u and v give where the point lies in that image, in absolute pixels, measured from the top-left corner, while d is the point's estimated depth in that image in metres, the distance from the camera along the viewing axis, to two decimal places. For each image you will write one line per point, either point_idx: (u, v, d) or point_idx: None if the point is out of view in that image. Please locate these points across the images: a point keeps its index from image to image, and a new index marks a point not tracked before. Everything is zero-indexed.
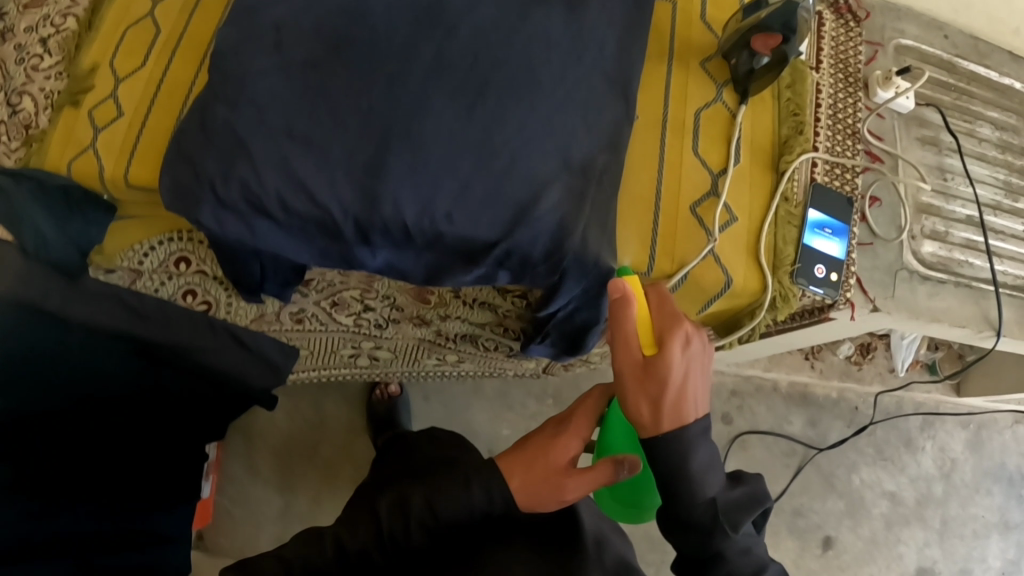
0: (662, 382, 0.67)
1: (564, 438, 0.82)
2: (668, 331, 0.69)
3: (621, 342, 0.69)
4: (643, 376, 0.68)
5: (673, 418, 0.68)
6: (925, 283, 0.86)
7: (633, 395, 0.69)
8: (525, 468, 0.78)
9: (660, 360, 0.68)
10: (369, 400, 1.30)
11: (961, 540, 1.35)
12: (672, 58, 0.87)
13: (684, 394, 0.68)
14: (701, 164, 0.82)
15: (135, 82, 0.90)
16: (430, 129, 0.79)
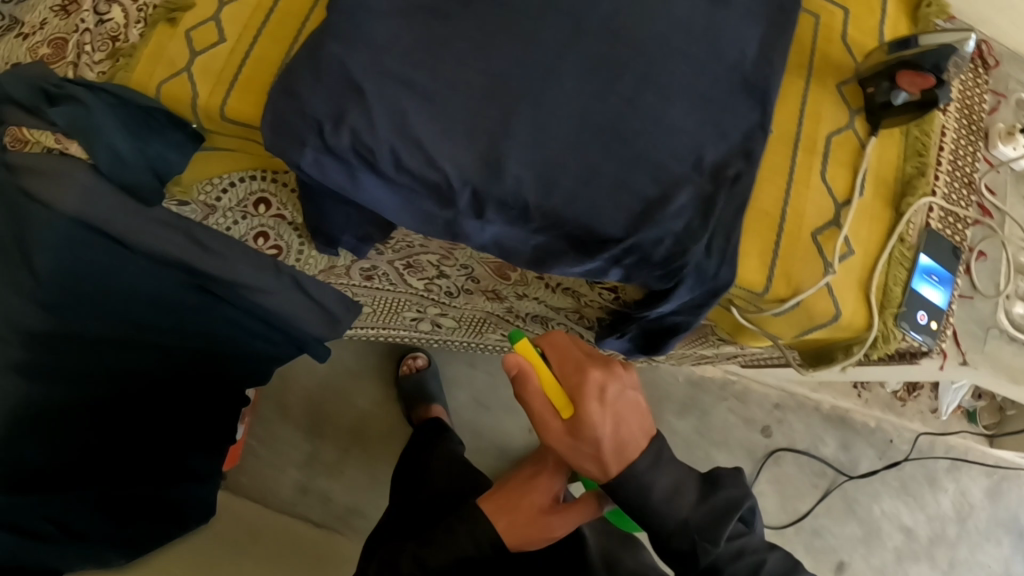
0: (589, 438, 0.82)
1: (544, 483, 0.94)
2: (578, 392, 0.84)
3: (544, 421, 0.85)
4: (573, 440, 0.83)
5: (616, 460, 0.83)
6: (1011, 343, 0.86)
7: (577, 457, 0.84)
8: (508, 511, 0.90)
9: (581, 421, 0.83)
10: (395, 378, 1.29)
11: None
12: (812, 74, 0.83)
13: (616, 436, 0.83)
14: (826, 190, 0.80)
15: (241, 5, 0.84)
16: (560, 103, 0.76)
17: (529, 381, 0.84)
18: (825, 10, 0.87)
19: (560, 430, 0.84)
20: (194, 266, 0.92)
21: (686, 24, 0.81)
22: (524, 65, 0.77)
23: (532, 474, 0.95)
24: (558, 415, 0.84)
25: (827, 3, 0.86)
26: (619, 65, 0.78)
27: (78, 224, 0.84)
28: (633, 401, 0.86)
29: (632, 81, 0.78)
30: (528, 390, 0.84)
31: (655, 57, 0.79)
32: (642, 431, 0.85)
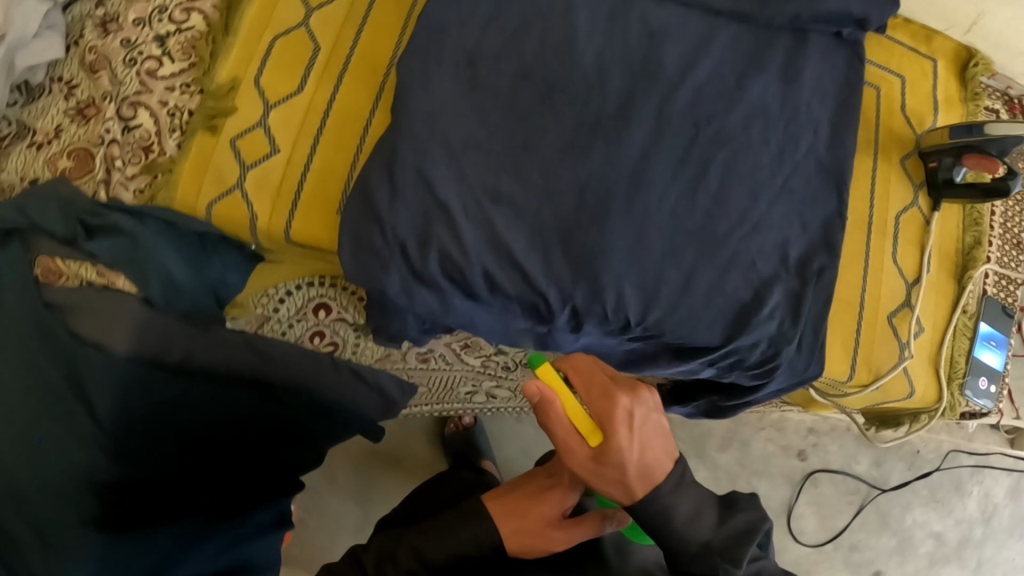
0: (613, 461, 0.74)
1: (556, 498, 0.91)
2: (604, 417, 0.76)
3: (564, 441, 0.77)
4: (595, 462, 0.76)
5: (643, 484, 0.74)
6: None
7: (599, 481, 0.76)
8: (517, 516, 0.87)
9: (605, 448, 0.75)
10: (443, 433, 1.28)
11: None
12: (878, 151, 0.84)
13: (640, 459, 0.74)
14: (898, 272, 0.82)
15: (291, 109, 0.77)
16: (653, 206, 0.74)
17: (550, 408, 0.77)
18: (885, 81, 0.88)
19: (583, 457, 0.76)
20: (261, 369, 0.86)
21: (761, 110, 0.80)
22: (611, 167, 0.74)
23: (547, 487, 0.93)
24: (580, 439, 0.77)
25: (886, 73, 0.88)
26: (705, 162, 0.77)
27: (135, 361, 0.78)
28: (660, 424, 0.78)
29: (717, 177, 0.77)
30: (543, 406, 0.78)
31: (735, 148, 0.78)
32: (671, 453, 0.76)
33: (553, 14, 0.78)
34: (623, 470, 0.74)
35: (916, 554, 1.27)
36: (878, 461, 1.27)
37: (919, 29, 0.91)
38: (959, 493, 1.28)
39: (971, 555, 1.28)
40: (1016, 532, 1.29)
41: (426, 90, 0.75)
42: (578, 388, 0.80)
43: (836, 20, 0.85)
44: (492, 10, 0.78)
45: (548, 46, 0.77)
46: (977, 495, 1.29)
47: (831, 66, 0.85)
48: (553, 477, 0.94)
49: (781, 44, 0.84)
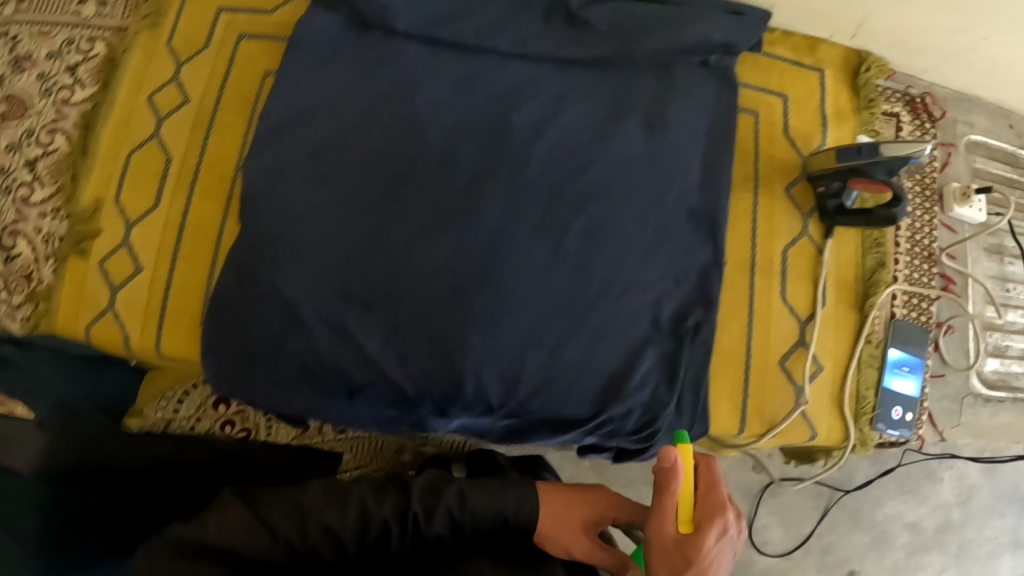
0: (689, 559, 0.65)
1: (602, 501, 0.81)
2: (706, 517, 0.67)
3: (660, 509, 0.67)
4: (670, 547, 0.66)
5: None
6: (987, 404, 0.87)
7: (656, 561, 0.67)
8: (563, 502, 0.78)
9: (693, 542, 0.66)
10: None
11: None
12: (758, 184, 0.80)
13: (715, 567, 0.66)
14: (789, 310, 0.78)
15: (150, 226, 0.78)
16: (508, 286, 0.73)
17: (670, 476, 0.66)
18: (763, 103, 0.83)
19: (667, 528, 0.67)
20: (177, 461, 0.84)
21: (625, 162, 0.77)
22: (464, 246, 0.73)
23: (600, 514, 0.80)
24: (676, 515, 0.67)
25: (764, 95, 0.83)
26: (565, 228, 0.74)
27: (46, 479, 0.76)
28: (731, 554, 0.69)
29: (578, 243, 0.74)
30: (664, 471, 0.66)
31: (593, 209, 0.75)
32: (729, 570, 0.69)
33: (396, 93, 0.77)
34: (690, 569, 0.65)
35: (892, 547, 1.24)
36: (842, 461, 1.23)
37: (801, 40, 0.87)
38: (931, 480, 1.26)
39: (951, 539, 1.26)
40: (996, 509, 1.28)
41: (277, 192, 0.75)
42: (699, 483, 0.70)
43: (699, 50, 0.81)
44: (335, 96, 0.78)
45: (391, 128, 0.76)
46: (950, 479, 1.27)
47: (700, 99, 0.80)
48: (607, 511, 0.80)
49: (643, 84, 0.80)
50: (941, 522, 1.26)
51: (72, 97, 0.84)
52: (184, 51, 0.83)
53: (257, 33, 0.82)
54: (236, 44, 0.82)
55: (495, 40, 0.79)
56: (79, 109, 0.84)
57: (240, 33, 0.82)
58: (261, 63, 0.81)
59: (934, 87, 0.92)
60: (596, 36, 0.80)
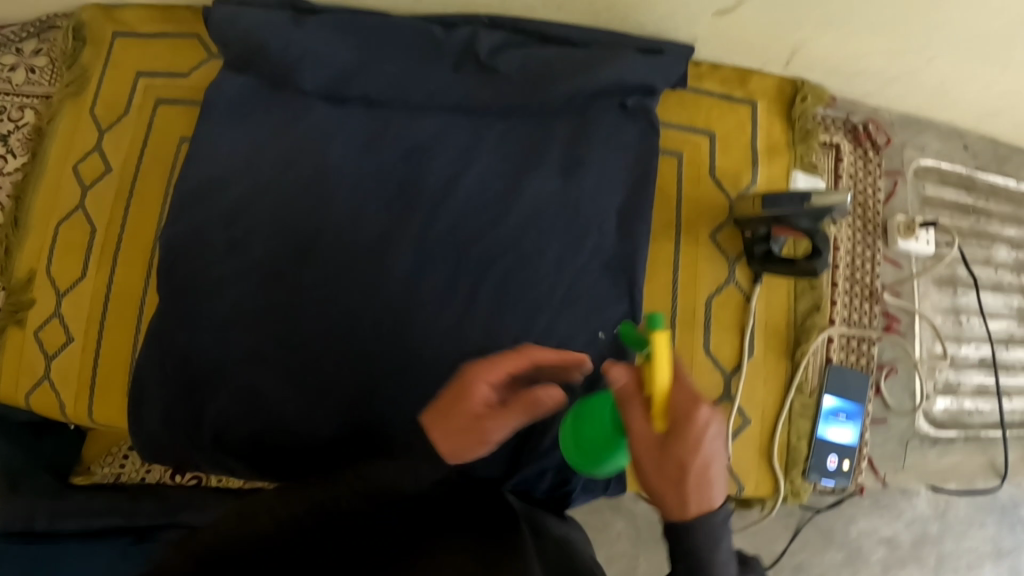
0: (678, 464, 0.45)
1: (486, 372, 0.52)
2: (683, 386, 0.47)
3: (625, 392, 0.49)
4: (659, 447, 0.47)
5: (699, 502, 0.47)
6: (935, 444, 0.84)
7: (653, 480, 0.47)
8: (444, 417, 0.52)
9: (675, 436, 0.46)
10: None
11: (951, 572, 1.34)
12: (680, 231, 0.78)
13: (712, 454, 0.46)
14: (712, 363, 0.76)
15: (78, 296, 0.80)
16: (417, 349, 0.73)
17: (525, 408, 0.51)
18: (688, 144, 0.81)
19: (646, 444, 0.48)
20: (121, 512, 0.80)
21: (538, 216, 0.75)
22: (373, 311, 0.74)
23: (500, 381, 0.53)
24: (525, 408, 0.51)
25: (688, 135, 0.81)
26: (476, 288, 0.74)
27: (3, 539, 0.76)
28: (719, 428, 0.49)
29: (487, 304, 0.73)
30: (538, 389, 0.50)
31: (503, 268, 0.74)
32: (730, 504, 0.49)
33: (305, 154, 0.77)
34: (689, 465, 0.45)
35: (866, 564, 1.23)
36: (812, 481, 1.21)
37: (729, 72, 0.84)
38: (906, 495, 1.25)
39: (928, 552, 1.25)
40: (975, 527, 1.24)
41: (193, 261, 0.76)
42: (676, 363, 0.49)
43: (615, 93, 0.78)
44: (246, 159, 0.78)
45: (300, 190, 0.76)
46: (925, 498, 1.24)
47: (617, 144, 0.78)
48: (509, 371, 0.53)
49: (557, 132, 0.78)
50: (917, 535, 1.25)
51: (5, 168, 0.86)
52: (106, 118, 0.84)
53: (173, 97, 0.83)
54: (154, 109, 0.83)
55: (405, 95, 0.79)
56: (11, 179, 0.86)
57: (157, 99, 0.83)
58: (177, 128, 0.82)
59: (880, 112, 0.88)
60: (508, 85, 0.78)
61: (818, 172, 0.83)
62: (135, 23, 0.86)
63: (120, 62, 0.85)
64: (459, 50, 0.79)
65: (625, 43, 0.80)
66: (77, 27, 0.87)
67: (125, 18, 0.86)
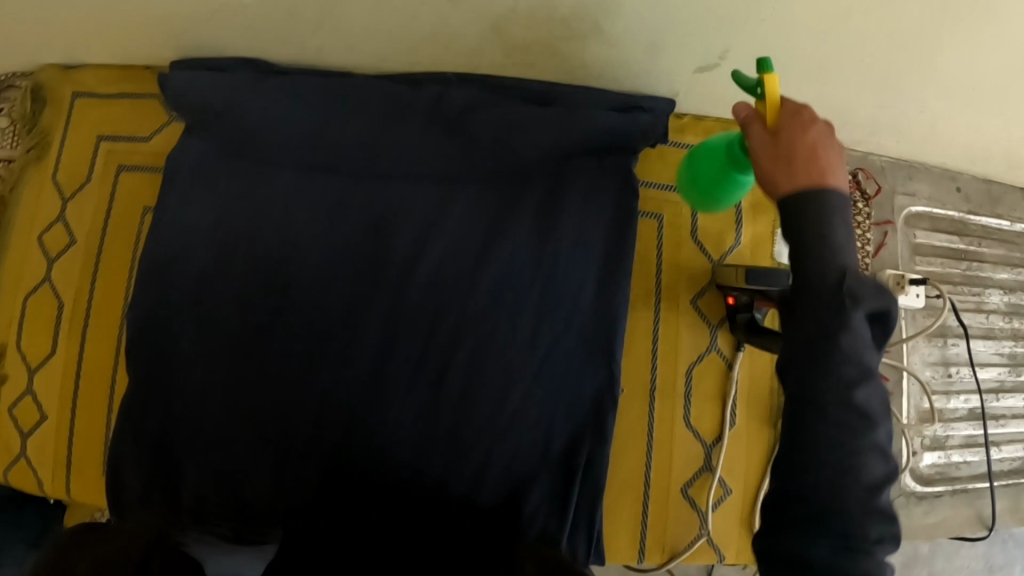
0: (797, 143, 0.51)
1: None
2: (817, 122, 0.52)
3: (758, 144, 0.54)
4: (776, 146, 0.52)
5: (810, 174, 0.50)
6: (922, 501, 0.83)
7: (769, 173, 0.52)
8: None
9: (788, 125, 0.52)
10: None
11: None
12: (659, 299, 0.76)
13: (830, 155, 0.50)
14: (694, 434, 0.75)
15: (50, 373, 0.79)
16: (389, 428, 0.71)
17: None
18: (669, 204, 0.79)
19: (764, 151, 0.53)
20: None
21: (513, 285, 0.73)
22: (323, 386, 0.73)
23: None
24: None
25: (669, 195, 0.79)
26: (449, 363, 0.72)
27: None
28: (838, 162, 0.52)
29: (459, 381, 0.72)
30: None
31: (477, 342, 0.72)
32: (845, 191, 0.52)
33: (270, 225, 0.75)
34: (805, 143, 0.51)
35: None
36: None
37: (713, 126, 0.82)
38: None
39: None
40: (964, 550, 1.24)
41: (161, 338, 0.74)
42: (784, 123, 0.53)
43: (591, 154, 0.76)
44: (209, 230, 0.75)
45: (265, 264, 0.74)
46: None
47: (593, 208, 0.75)
48: None
49: (531, 196, 0.75)
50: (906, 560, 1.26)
51: None
52: (68, 186, 0.81)
53: (135, 164, 0.80)
54: (116, 177, 0.80)
55: (372, 160, 0.76)
56: None
57: (119, 165, 0.80)
58: (141, 197, 0.80)
59: (870, 158, 0.85)
60: (478, 145, 0.76)
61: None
62: (93, 83, 0.82)
63: (79, 125, 0.82)
64: (427, 110, 0.76)
65: (603, 101, 0.77)
66: (35, 88, 0.83)
67: (81, 78, 0.82)
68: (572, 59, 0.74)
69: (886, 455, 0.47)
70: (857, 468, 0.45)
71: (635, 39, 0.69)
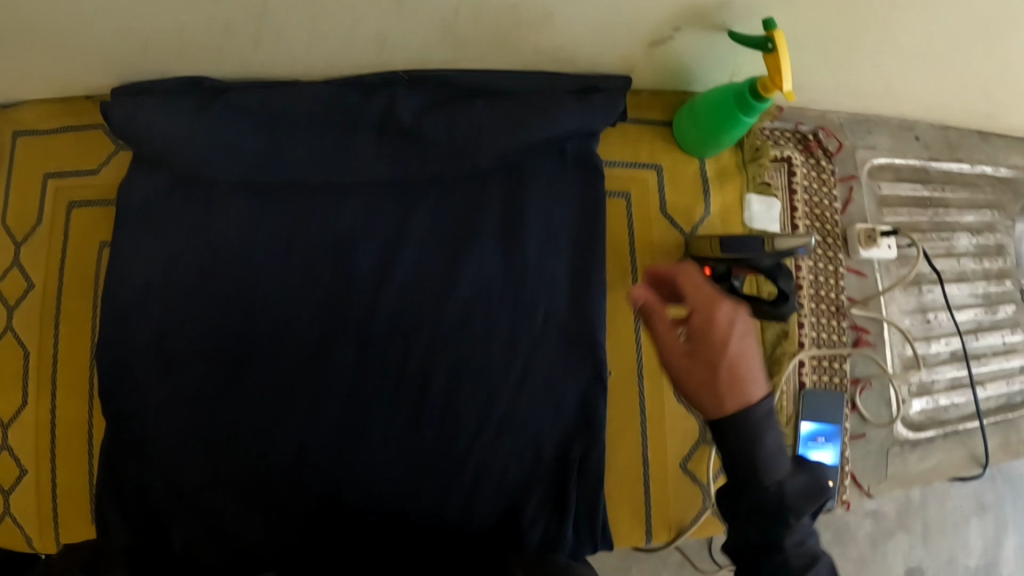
0: (716, 357, 0.50)
1: None
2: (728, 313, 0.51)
3: (658, 318, 0.53)
4: (690, 349, 0.51)
5: (737, 396, 0.50)
6: (916, 447, 0.84)
7: (690, 382, 0.51)
8: None
9: (701, 324, 0.51)
10: None
11: (943, 535, 1.33)
12: (636, 278, 0.76)
13: (751, 363, 0.50)
14: (686, 409, 0.74)
15: (23, 426, 0.76)
16: (377, 441, 0.72)
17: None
18: (635, 181, 0.78)
19: (677, 358, 0.52)
20: None
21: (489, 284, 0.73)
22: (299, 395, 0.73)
23: None
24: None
25: (634, 172, 0.78)
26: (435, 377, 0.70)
27: None
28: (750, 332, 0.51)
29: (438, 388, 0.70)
30: None
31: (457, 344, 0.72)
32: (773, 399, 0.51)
33: (226, 253, 0.73)
34: (728, 347, 0.50)
35: (854, 537, 1.29)
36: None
37: (671, 97, 0.81)
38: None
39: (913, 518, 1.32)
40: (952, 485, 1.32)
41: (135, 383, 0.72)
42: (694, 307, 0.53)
43: (555, 143, 0.75)
44: (166, 265, 0.73)
45: (226, 293, 0.73)
46: None
47: (560, 199, 0.75)
48: None
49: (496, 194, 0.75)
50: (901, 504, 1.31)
51: None
52: (19, 230, 0.78)
53: (85, 199, 0.77)
54: (68, 214, 0.77)
55: (327, 175, 0.73)
56: None
57: (70, 203, 0.77)
58: (95, 234, 0.76)
59: (828, 116, 0.85)
60: (434, 150, 0.74)
61: (772, 192, 0.81)
62: (33, 121, 0.79)
63: (25, 167, 0.79)
64: (377, 118, 0.74)
65: (559, 88, 0.76)
66: None
67: (19, 117, 0.79)
68: (524, 50, 0.73)
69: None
70: (759, 478, 0.50)
71: (584, 26, 0.68)
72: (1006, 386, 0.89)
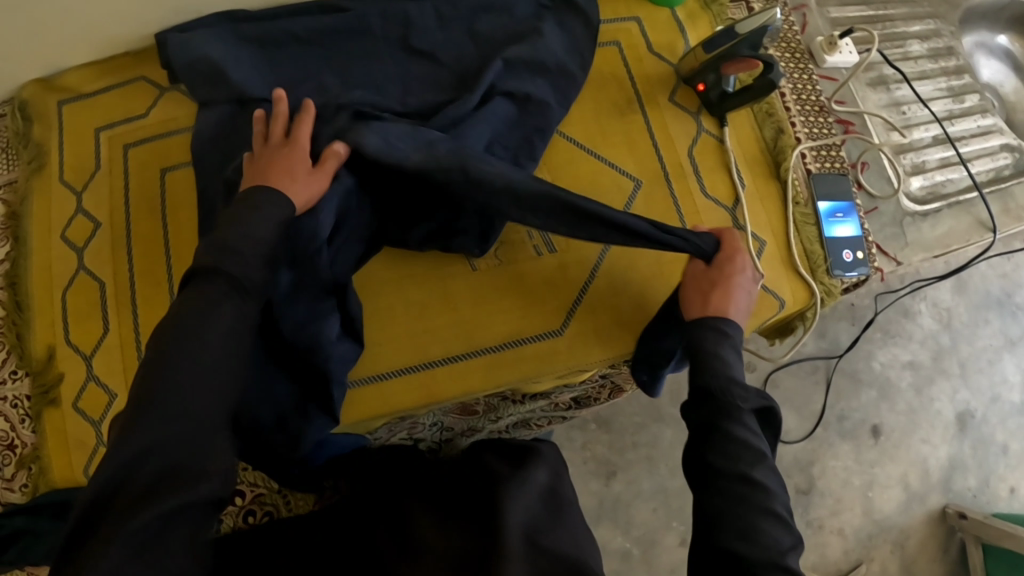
0: (721, 271, 0.71)
1: None
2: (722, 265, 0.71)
3: (702, 274, 0.72)
4: (705, 275, 0.71)
5: (711, 310, 0.69)
6: (926, 219, 0.92)
7: (701, 286, 0.71)
8: None
9: (727, 262, 0.71)
10: None
11: (981, 373, 1.34)
12: (642, 105, 0.85)
13: (737, 298, 0.69)
14: (714, 203, 0.82)
15: (108, 351, 0.80)
16: (448, 283, 0.78)
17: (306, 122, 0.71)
18: (620, 31, 0.88)
19: (698, 274, 0.72)
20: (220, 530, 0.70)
21: (495, 140, 0.78)
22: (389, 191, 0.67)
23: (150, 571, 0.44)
24: (308, 162, 0.68)
25: (618, 24, 0.88)
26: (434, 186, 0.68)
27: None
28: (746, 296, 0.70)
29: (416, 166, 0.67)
30: None
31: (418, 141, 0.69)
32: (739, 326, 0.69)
33: None
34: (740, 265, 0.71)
35: (899, 391, 1.31)
36: (823, 333, 1.30)
37: None
38: (909, 317, 1.34)
39: (949, 362, 1.34)
40: (976, 321, 1.36)
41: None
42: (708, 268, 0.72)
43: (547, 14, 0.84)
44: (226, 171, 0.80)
45: None
46: (927, 310, 1.35)
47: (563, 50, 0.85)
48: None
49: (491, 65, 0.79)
50: (933, 352, 1.34)
51: None
52: (78, 180, 0.84)
53: (138, 139, 0.85)
54: (124, 156, 0.84)
55: (352, 69, 0.82)
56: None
57: (124, 145, 0.85)
58: (153, 165, 0.84)
59: None
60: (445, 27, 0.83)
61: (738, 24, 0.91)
62: (79, 84, 0.86)
63: (73, 128, 0.86)
64: (387, 12, 0.83)
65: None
66: (21, 106, 0.86)
67: (66, 83, 0.86)
68: None
69: (786, 521, 0.56)
70: (741, 481, 0.57)
71: None
72: (991, 161, 0.99)
